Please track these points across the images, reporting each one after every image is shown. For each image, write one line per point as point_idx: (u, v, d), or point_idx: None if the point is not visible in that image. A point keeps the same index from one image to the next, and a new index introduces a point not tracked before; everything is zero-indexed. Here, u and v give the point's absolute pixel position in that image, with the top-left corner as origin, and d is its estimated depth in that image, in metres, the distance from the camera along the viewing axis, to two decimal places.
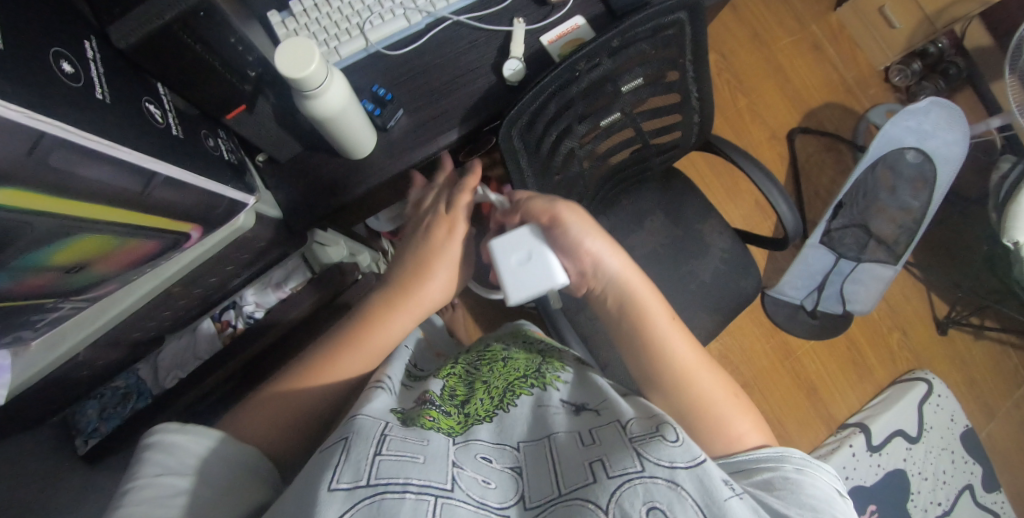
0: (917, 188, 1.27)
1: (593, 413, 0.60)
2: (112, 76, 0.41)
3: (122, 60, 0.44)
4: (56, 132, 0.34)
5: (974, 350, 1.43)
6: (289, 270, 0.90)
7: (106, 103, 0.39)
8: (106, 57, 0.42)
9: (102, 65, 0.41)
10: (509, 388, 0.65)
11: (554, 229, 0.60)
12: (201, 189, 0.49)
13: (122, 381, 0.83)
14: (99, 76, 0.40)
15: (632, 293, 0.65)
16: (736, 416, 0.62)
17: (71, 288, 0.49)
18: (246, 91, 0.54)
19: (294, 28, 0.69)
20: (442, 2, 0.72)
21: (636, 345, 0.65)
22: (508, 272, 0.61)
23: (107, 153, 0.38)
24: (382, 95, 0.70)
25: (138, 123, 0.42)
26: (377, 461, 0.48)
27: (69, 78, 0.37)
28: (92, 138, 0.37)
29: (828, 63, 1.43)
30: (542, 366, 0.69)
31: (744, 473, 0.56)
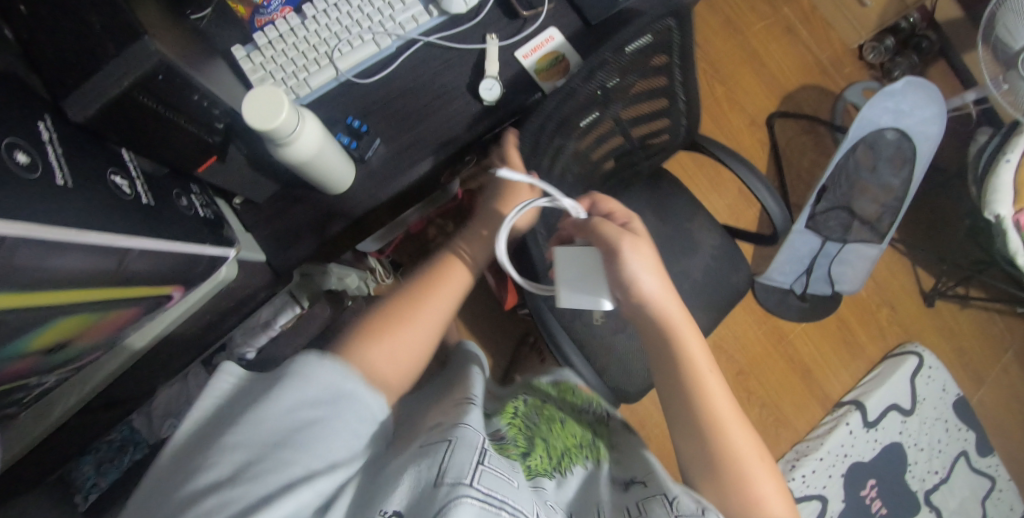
0: (897, 166, 1.27)
1: (640, 486, 0.64)
2: (71, 154, 0.39)
3: (80, 133, 0.42)
4: (16, 232, 0.32)
5: (960, 318, 1.45)
6: (278, 308, 0.87)
7: (67, 187, 0.37)
8: (63, 135, 0.40)
9: (59, 146, 0.38)
10: (566, 451, 0.67)
11: (612, 255, 0.60)
12: (177, 253, 0.47)
13: (117, 435, 0.81)
14: (57, 158, 0.37)
15: (675, 336, 0.64)
16: (758, 478, 0.64)
17: (52, 366, 0.47)
18: (216, 143, 0.54)
19: (260, 62, 0.68)
20: (411, 24, 0.70)
21: (675, 386, 0.66)
22: (563, 284, 0.62)
23: (75, 241, 0.36)
24: (357, 127, 0.68)
25: (105, 199, 0.40)
26: (478, 470, 0.50)
27: (23, 169, 0.34)
28: (55, 229, 0.34)
29: (802, 44, 1.43)
30: (592, 440, 0.72)
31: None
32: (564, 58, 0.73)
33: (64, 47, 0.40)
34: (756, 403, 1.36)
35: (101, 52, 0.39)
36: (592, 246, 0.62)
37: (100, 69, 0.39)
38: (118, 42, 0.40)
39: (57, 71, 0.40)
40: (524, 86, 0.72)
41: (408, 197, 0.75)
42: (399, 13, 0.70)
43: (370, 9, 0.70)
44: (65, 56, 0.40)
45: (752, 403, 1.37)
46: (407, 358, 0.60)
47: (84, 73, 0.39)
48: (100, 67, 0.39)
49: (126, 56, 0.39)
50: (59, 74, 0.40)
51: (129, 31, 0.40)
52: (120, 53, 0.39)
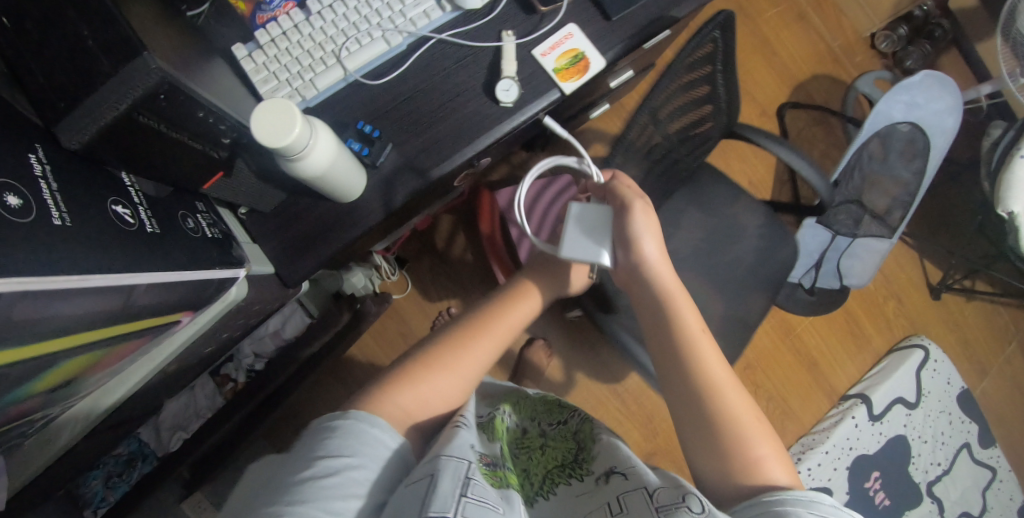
0: (909, 157, 1.23)
1: (620, 477, 0.58)
2: (68, 188, 0.36)
3: (77, 162, 0.39)
4: (16, 285, 0.29)
5: (966, 311, 1.45)
6: (286, 315, 0.85)
7: (67, 229, 0.34)
8: (59, 166, 0.37)
9: (54, 179, 0.35)
10: (545, 477, 0.64)
11: (623, 213, 0.63)
12: (187, 282, 0.44)
13: (125, 448, 0.78)
14: (53, 197, 0.34)
15: (663, 293, 0.64)
16: (754, 438, 0.57)
17: (55, 401, 0.44)
18: (223, 158, 0.49)
19: (263, 61, 0.63)
20: (423, 20, 0.66)
21: (666, 345, 0.63)
22: (570, 234, 0.64)
23: (75, 288, 0.33)
24: (369, 133, 0.64)
25: (107, 235, 0.37)
26: (462, 503, 0.47)
27: (17, 214, 0.31)
28: (58, 278, 0.32)
29: (813, 31, 1.39)
30: (574, 451, 0.67)
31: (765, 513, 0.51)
32: (585, 55, 0.69)
33: (55, 71, 0.37)
34: (763, 397, 1.35)
35: (96, 73, 0.36)
36: (607, 205, 0.65)
37: (94, 91, 0.36)
38: (115, 60, 0.36)
39: (47, 94, 0.37)
40: (543, 86, 0.69)
41: (421, 202, 0.72)
42: (410, 8, 0.66)
43: (379, 4, 0.65)
44: (54, 78, 0.37)
45: (759, 398, 1.36)
46: (436, 404, 0.60)
47: (77, 96, 0.36)
48: (94, 90, 0.36)
49: (123, 76, 0.36)
50: (50, 99, 0.37)
51: (127, 49, 0.36)
52: (116, 73, 0.36)
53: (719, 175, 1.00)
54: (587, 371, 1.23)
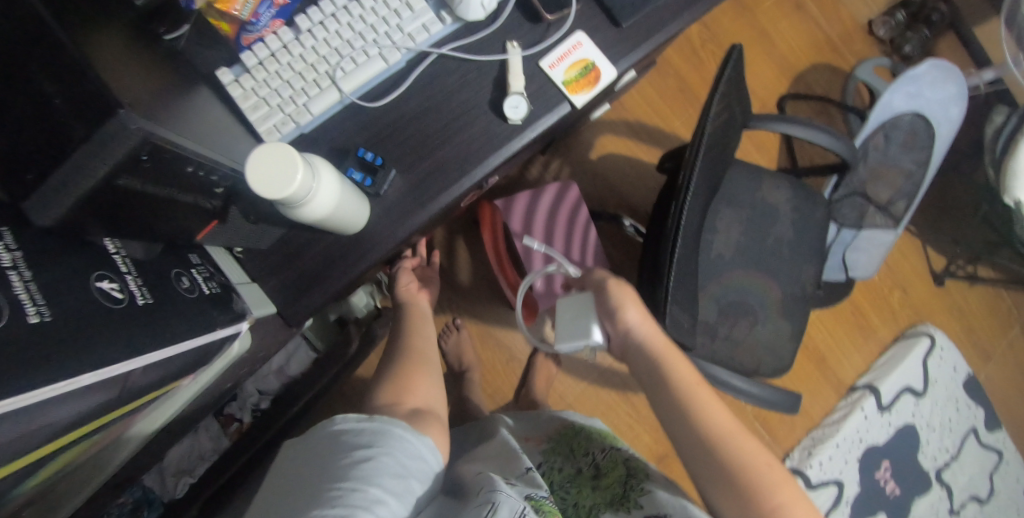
0: (908, 143, 1.17)
1: None
2: (48, 274, 0.33)
3: (55, 237, 0.35)
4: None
5: (970, 296, 1.45)
6: (291, 352, 0.83)
7: (45, 326, 0.31)
8: (30, 247, 0.33)
9: (28, 268, 0.32)
10: (596, 507, 0.67)
11: (602, 291, 0.67)
12: (186, 352, 0.40)
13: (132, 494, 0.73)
14: (27, 288, 0.31)
15: (654, 354, 0.64)
16: (767, 491, 0.57)
17: (45, 487, 0.40)
18: (215, 207, 0.46)
19: (251, 86, 0.59)
20: (422, 34, 0.61)
21: (669, 401, 0.63)
22: (562, 321, 0.69)
23: (63, 393, 0.30)
24: (371, 161, 0.59)
25: (91, 323, 0.33)
26: None
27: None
28: (38, 390, 0.29)
29: (810, 19, 1.36)
30: (627, 484, 0.68)
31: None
32: (596, 65, 0.64)
33: (21, 140, 0.33)
34: None
35: (66, 139, 0.32)
36: (586, 293, 0.68)
37: (65, 161, 0.32)
38: (86, 124, 0.32)
39: (16, 170, 0.33)
40: (553, 101, 0.64)
41: (427, 228, 0.67)
42: (407, 22, 0.61)
43: (374, 18, 0.61)
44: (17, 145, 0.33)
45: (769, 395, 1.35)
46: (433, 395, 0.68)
47: (47, 167, 0.32)
48: (67, 158, 0.32)
49: (97, 141, 0.32)
50: (18, 174, 0.33)
51: (99, 110, 0.32)
52: (86, 138, 0.32)
53: (728, 178, 0.97)
54: (597, 378, 1.20)
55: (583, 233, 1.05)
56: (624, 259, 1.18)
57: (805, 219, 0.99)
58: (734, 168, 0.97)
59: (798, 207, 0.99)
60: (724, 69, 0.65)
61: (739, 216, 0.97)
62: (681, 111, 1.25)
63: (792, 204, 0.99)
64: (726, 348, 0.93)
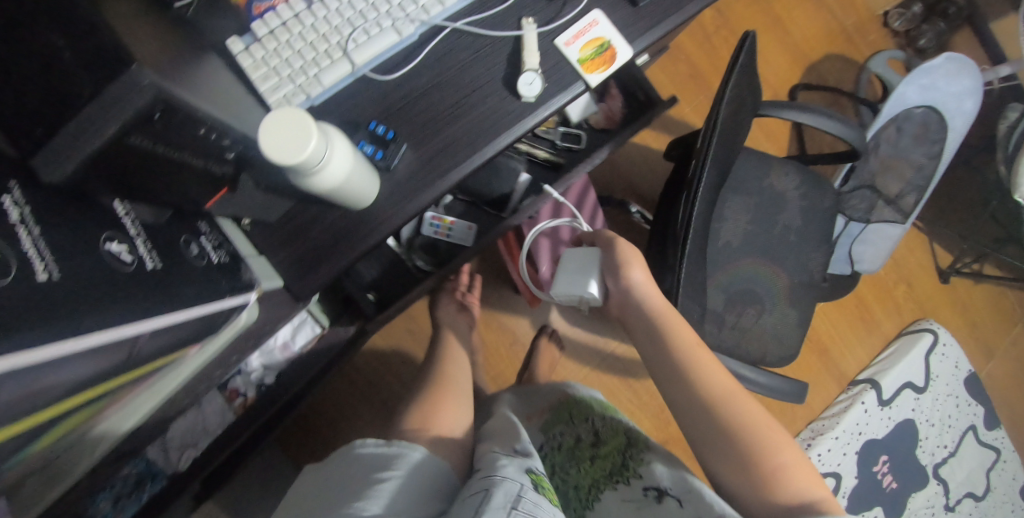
0: (920, 138, 1.14)
1: (674, 501, 0.58)
2: (56, 231, 0.32)
3: (63, 194, 0.34)
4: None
5: (974, 294, 1.45)
6: (296, 325, 0.81)
7: (53, 283, 0.30)
8: (39, 203, 0.32)
9: (36, 224, 0.31)
10: (594, 483, 0.67)
11: (609, 247, 0.69)
12: (194, 319, 0.39)
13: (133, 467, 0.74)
14: (34, 243, 0.30)
15: (654, 314, 0.64)
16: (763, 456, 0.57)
17: (49, 452, 0.40)
18: (225, 173, 0.45)
19: (262, 56, 0.58)
20: (436, 7, 0.60)
21: (668, 365, 0.63)
22: (563, 274, 0.71)
23: (69, 352, 0.30)
24: (382, 134, 0.59)
25: (99, 284, 0.33)
26: None
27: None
28: (47, 347, 0.29)
29: (826, 9, 1.34)
30: (626, 454, 0.68)
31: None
32: (612, 45, 0.63)
33: (28, 91, 0.32)
34: None
35: (76, 94, 0.32)
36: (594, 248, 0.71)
37: (74, 117, 0.31)
38: (97, 80, 0.31)
39: (21, 122, 0.32)
40: (567, 79, 0.63)
41: None
42: None
43: None
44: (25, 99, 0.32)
45: None
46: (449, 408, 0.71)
47: (54, 122, 0.32)
48: (76, 114, 0.31)
49: (110, 97, 0.31)
50: (23, 125, 0.32)
51: (110, 67, 0.31)
52: (97, 95, 0.31)
53: (738, 166, 0.96)
54: (600, 364, 1.20)
55: (591, 216, 1.04)
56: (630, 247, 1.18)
57: (814, 210, 0.98)
58: (745, 156, 0.96)
59: (807, 198, 0.98)
60: (733, 71, 0.64)
61: (748, 205, 0.96)
62: (691, 98, 1.24)
63: (802, 194, 0.98)
64: (733, 338, 0.93)
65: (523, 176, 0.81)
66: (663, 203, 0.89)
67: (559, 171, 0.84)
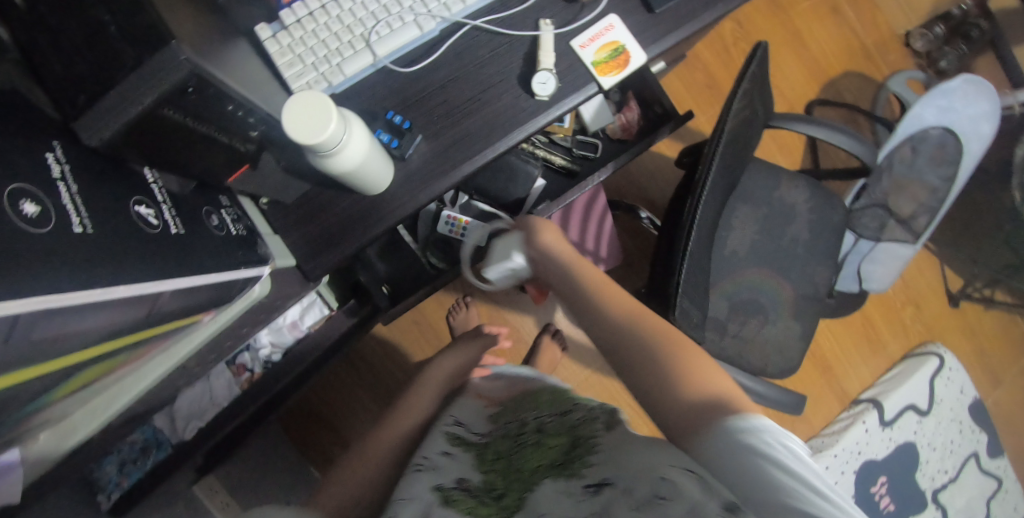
0: (937, 159, 1.13)
1: (612, 488, 0.47)
2: (91, 190, 0.35)
3: (97, 157, 0.37)
4: (32, 312, 0.28)
5: (984, 320, 1.44)
6: (305, 306, 0.85)
7: (88, 236, 0.33)
8: (78, 164, 0.35)
9: (74, 182, 0.34)
10: (532, 469, 0.55)
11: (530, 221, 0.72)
12: (210, 284, 0.42)
13: (139, 436, 0.80)
14: (72, 200, 0.33)
15: (567, 262, 0.65)
16: (669, 368, 0.52)
17: (68, 402, 0.44)
18: (248, 151, 0.47)
19: (288, 43, 0.60)
20: (458, 5, 0.62)
21: (589, 310, 0.61)
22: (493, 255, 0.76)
23: (99, 300, 0.32)
24: (399, 123, 0.61)
25: (131, 242, 0.35)
26: None
27: (35, 225, 0.30)
28: (81, 293, 0.30)
29: (847, 26, 1.34)
30: (572, 441, 0.57)
31: (720, 455, 0.45)
32: (626, 49, 0.65)
33: (75, 60, 0.35)
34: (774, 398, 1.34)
35: (118, 64, 0.34)
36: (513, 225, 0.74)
37: (115, 86, 0.34)
38: (139, 53, 0.34)
39: (65, 89, 0.35)
40: (580, 80, 0.65)
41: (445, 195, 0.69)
42: None
43: None
44: (75, 69, 0.35)
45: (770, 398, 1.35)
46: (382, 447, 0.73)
47: (97, 90, 0.34)
48: (117, 83, 0.34)
49: (149, 69, 0.33)
50: (66, 92, 0.35)
51: (152, 40, 0.34)
52: (138, 67, 0.34)
53: (748, 176, 0.97)
54: (602, 366, 1.21)
55: (600, 218, 1.04)
56: (638, 252, 1.19)
57: (823, 224, 0.99)
58: (755, 166, 0.97)
59: (816, 212, 0.99)
60: (743, 81, 0.65)
61: (756, 215, 0.97)
62: (707, 108, 1.25)
63: (811, 208, 0.98)
64: (734, 346, 0.93)
65: (538, 182, 0.80)
66: (671, 208, 0.90)
67: (573, 179, 0.82)
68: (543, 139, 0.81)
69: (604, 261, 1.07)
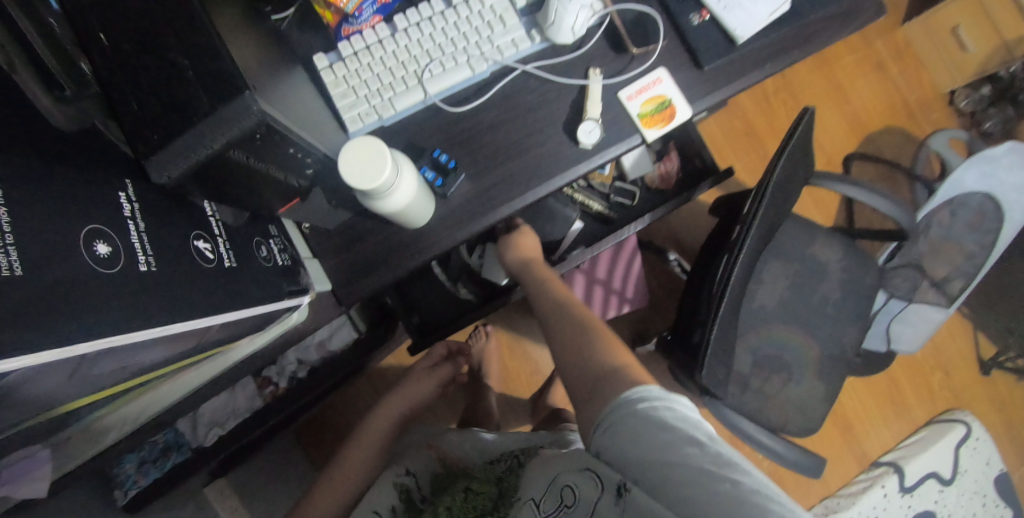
0: (974, 223, 1.10)
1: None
2: (155, 226, 0.36)
3: (162, 193, 0.39)
4: (95, 350, 0.29)
5: (1015, 390, 1.39)
6: (334, 327, 0.86)
7: (151, 272, 0.34)
8: (145, 202, 0.37)
9: (142, 220, 0.35)
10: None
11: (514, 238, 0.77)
12: (257, 315, 0.43)
13: (162, 438, 0.80)
14: (140, 237, 0.34)
15: (525, 262, 0.74)
16: (592, 347, 0.58)
17: (108, 413, 0.45)
18: (302, 186, 0.48)
19: (343, 75, 0.62)
20: (510, 49, 0.63)
21: (539, 302, 0.69)
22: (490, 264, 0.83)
23: (156, 338, 0.32)
24: (445, 162, 0.62)
25: (189, 279, 0.36)
26: None
27: (103, 265, 0.31)
28: (142, 332, 0.31)
29: (891, 82, 1.33)
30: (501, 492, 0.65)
31: (630, 428, 0.46)
32: (672, 103, 0.65)
33: (153, 101, 0.36)
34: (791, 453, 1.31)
35: (191, 110, 0.36)
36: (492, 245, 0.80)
37: (188, 129, 0.35)
38: (212, 99, 0.35)
39: (137, 125, 0.36)
40: (624, 130, 0.66)
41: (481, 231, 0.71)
42: (498, 35, 0.63)
43: (468, 28, 0.63)
44: (151, 109, 0.36)
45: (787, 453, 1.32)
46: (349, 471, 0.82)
47: (170, 131, 0.36)
48: (189, 127, 0.35)
49: (220, 116, 0.35)
50: (139, 131, 0.36)
51: (227, 88, 0.35)
52: (211, 113, 0.35)
53: (782, 231, 0.96)
54: None
55: (629, 259, 1.04)
56: (663, 295, 1.19)
57: (856, 284, 0.97)
58: (790, 222, 0.96)
59: (850, 271, 0.97)
60: (786, 147, 0.66)
61: (788, 270, 0.96)
62: (743, 155, 1.25)
63: (843, 267, 0.97)
64: (755, 401, 0.92)
65: (575, 224, 0.81)
66: (702, 257, 0.90)
67: (608, 225, 0.82)
68: (583, 184, 0.80)
69: (630, 302, 1.07)
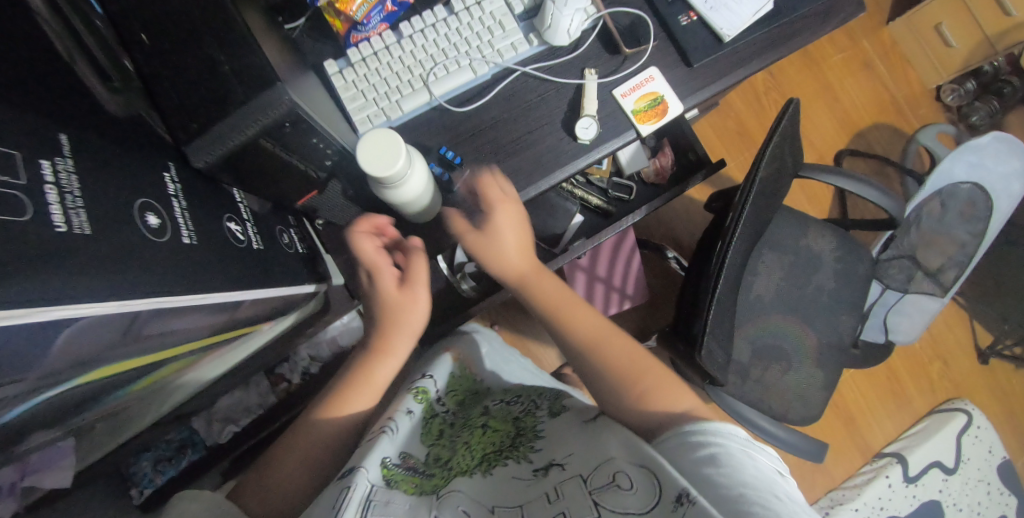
0: (966, 215, 1.13)
1: (578, 478, 0.53)
2: (193, 208, 0.41)
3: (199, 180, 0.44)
4: (149, 309, 0.33)
5: (1015, 379, 1.41)
6: (345, 323, 0.90)
7: (193, 246, 0.38)
8: (186, 187, 0.41)
9: (185, 201, 0.40)
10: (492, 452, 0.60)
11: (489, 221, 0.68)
12: (281, 296, 0.47)
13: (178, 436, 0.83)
14: (182, 214, 0.39)
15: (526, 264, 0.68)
16: (631, 394, 0.59)
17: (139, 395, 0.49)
18: (319, 178, 0.52)
19: (353, 79, 0.65)
20: (510, 52, 0.67)
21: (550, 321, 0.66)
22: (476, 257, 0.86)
23: (196, 305, 0.37)
24: (450, 158, 0.67)
25: (222, 258, 0.40)
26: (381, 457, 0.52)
27: (154, 233, 0.36)
28: (184, 297, 0.35)
29: (879, 80, 1.37)
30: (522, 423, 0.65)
31: (715, 460, 0.49)
32: (664, 99, 0.69)
33: (189, 97, 0.40)
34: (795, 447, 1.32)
35: (225, 101, 0.39)
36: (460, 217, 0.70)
37: (222, 120, 0.39)
38: (246, 92, 0.39)
39: (176, 119, 0.40)
40: (620, 126, 0.70)
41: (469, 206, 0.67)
42: (498, 39, 0.67)
43: (470, 33, 0.67)
44: (188, 102, 0.40)
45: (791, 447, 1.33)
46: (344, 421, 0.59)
47: (206, 120, 0.40)
48: (223, 117, 0.39)
49: (252, 106, 0.39)
50: (176, 123, 0.40)
51: (258, 83, 0.39)
52: (244, 105, 0.39)
53: (776, 223, 0.99)
54: None
55: (628, 257, 1.07)
56: (663, 292, 1.22)
57: (849, 273, 1.00)
58: (784, 214, 0.99)
59: (844, 261, 1.00)
60: (774, 134, 0.68)
61: (783, 261, 0.99)
62: (736, 153, 1.29)
63: (838, 257, 1.00)
64: (756, 391, 0.95)
65: (576, 218, 0.84)
66: (699, 250, 0.93)
67: (608, 219, 0.85)
68: (582, 179, 0.84)
69: (630, 297, 1.09)
